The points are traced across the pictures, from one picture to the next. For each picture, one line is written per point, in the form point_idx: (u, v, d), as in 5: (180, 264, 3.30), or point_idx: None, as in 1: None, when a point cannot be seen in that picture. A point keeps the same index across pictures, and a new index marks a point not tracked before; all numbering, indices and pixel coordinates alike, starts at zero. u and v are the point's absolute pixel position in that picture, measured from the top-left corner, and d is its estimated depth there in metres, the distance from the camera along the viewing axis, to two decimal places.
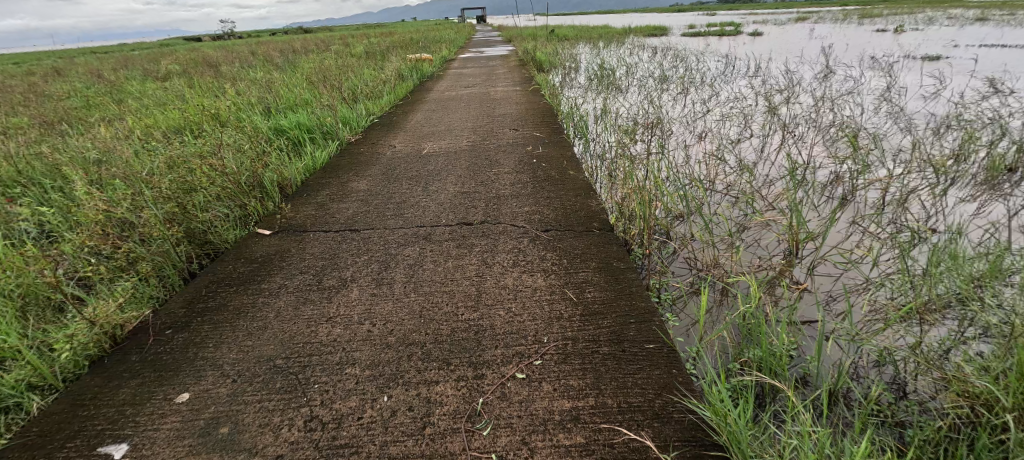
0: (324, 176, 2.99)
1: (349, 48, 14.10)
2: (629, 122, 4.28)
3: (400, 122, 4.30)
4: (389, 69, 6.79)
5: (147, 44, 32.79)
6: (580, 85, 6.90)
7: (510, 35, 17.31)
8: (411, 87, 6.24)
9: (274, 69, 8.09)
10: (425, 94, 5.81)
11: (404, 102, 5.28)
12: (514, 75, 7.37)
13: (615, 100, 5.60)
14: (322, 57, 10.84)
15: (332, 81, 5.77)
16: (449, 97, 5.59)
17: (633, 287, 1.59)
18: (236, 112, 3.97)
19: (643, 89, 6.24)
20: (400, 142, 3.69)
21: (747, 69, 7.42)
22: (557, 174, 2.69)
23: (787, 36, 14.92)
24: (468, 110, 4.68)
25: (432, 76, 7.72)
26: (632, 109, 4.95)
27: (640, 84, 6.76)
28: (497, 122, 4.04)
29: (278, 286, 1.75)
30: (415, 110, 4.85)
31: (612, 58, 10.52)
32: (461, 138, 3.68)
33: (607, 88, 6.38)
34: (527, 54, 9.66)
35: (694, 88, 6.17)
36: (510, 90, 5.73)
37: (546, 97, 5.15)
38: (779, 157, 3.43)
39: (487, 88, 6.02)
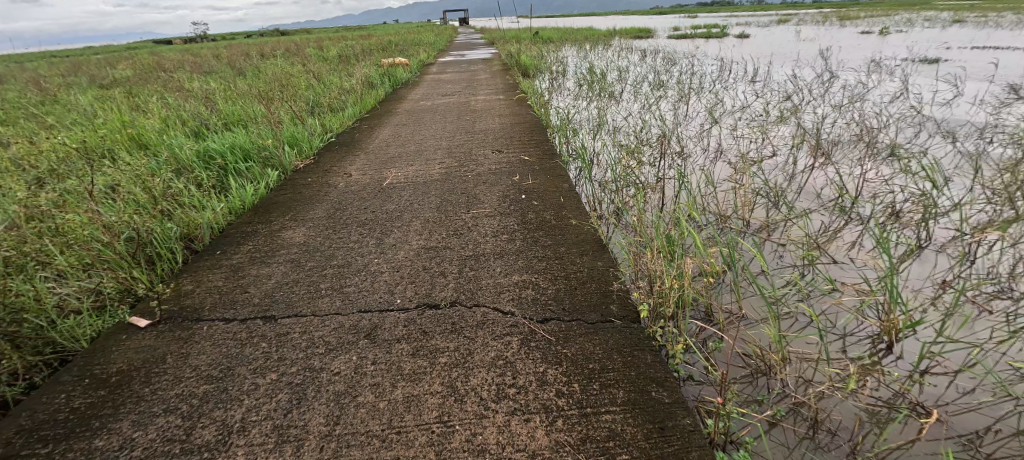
0: (254, 220, 2.33)
1: (323, 51, 13.33)
2: (630, 140, 3.71)
3: (362, 141, 3.65)
4: (357, 75, 6.11)
5: (112, 47, 31.27)
6: (569, 92, 6.32)
7: (493, 38, 16.65)
8: (381, 97, 5.57)
9: (232, 77, 7.35)
10: (396, 105, 5.14)
11: (371, 115, 4.62)
12: (497, 82, 6.74)
13: (610, 109, 5.02)
14: (291, 62, 10.10)
15: (290, 92, 5.08)
16: (423, 107, 4.94)
17: (691, 454, 0.99)
18: (158, 135, 3.28)
19: (640, 97, 5.67)
20: (358, 168, 3.03)
21: (747, 73, 6.92)
22: (552, 218, 2.08)
23: (776, 38, 14.56)
24: (444, 124, 4.05)
25: (407, 83, 7.05)
26: (631, 121, 4.38)
27: (635, 90, 6.20)
28: (477, 141, 3.41)
29: (121, 447, 1.10)
30: (382, 125, 4.19)
31: (601, 61, 9.99)
32: (432, 162, 3.04)
33: (599, 96, 5.81)
34: (511, 58, 9.02)
35: (694, 94, 5.64)
36: (492, 100, 5.10)
37: (533, 107, 4.55)
38: (813, 182, 2.88)
39: (467, 98, 5.38)
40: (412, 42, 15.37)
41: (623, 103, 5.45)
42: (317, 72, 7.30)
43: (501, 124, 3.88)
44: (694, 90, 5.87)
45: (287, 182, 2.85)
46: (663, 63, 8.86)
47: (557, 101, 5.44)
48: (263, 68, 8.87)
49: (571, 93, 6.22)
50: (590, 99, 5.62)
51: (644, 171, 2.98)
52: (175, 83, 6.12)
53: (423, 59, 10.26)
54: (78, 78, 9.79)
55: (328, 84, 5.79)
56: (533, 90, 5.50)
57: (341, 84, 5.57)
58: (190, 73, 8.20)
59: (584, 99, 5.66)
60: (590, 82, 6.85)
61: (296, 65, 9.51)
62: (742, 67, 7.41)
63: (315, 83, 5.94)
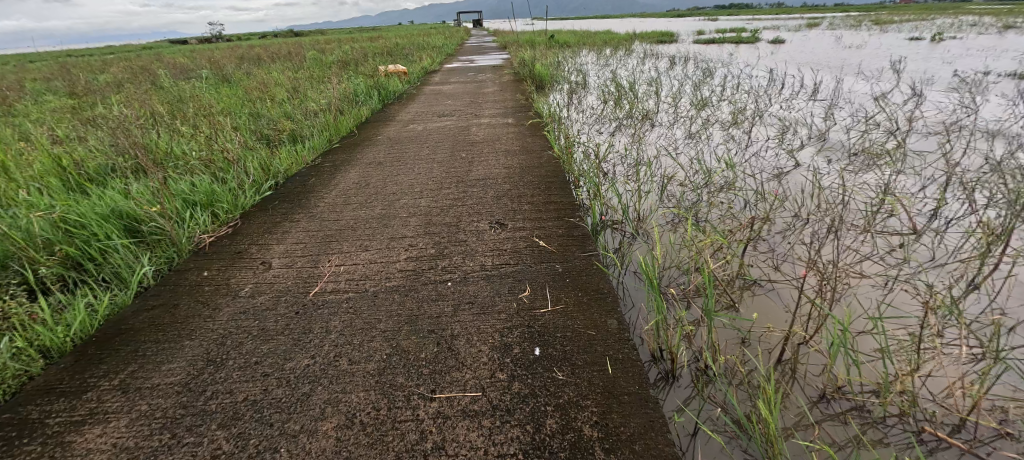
0: (61, 386, 1.32)
1: (322, 55, 12.46)
2: (688, 200, 2.62)
3: (312, 195, 2.62)
4: (339, 90, 5.12)
5: (122, 47, 31.09)
6: (593, 112, 5.22)
7: (505, 42, 15.58)
8: (362, 119, 4.54)
9: (205, 93, 6.45)
10: (378, 130, 4.11)
11: (341, 147, 3.59)
12: (507, 97, 5.65)
13: (648, 140, 3.96)
14: (282, 69, 9.19)
15: (249, 119, 4.12)
16: (409, 136, 3.88)
17: None
18: (17, 193, 2.31)
19: (684, 123, 4.54)
20: (285, 250, 2.00)
21: (807, 91, 5.73)
22: (594, 438, 1.03)
23: (817, 44, 13.18)
24: (430, 166, 3.00)
25: (400, 97, 6.00)
26: (682, 161, 3.27)
27: (675, 112, 5.06)
28: (470, 202, 2.35)
29: None
30: (349, 164, 3.16)
31: (626, 70, 8.90)
32: (397, 242, 1.98)
33: (631, 120, 4.69)
34: (523, 66, 7.91)
35: (751, 117, 4.54)
36: (498, 125, 4.02)
37: (549, 139, 3.46)
38: (1006, 288, 1.78)
39: (467, 120, 4.31)
40: (419, 46, 14.36)
41: (663, 130, 4.33)
42: (297, 85, 6.30)
43: (506, 168, 2.81)
44: (752, 113, 4.71)
45: (171, 280, 1.84)
46: (699, 73, 7.65)
47: (580, 128, 4.36)
48: (245, 79, 7.91)
49: (595, 113, 5.12)
50: (621, 125, 4.51)
51: (728, 265, 1.89)
52: (125, 101, 5.17)
53: (426, 65, 9.21)
54: (49, 86, 8.91)
55: (300, 101, 4.77)
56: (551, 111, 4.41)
57: (315, 100, 4.54)
58: (164, 87, 7.34)
59: (614, 125, 4.55)
60: (619, 99, 5.74)
61: (284, 73, 8.52)
62: (797, 80, 6.23)
63: (286, 101, 4.94)
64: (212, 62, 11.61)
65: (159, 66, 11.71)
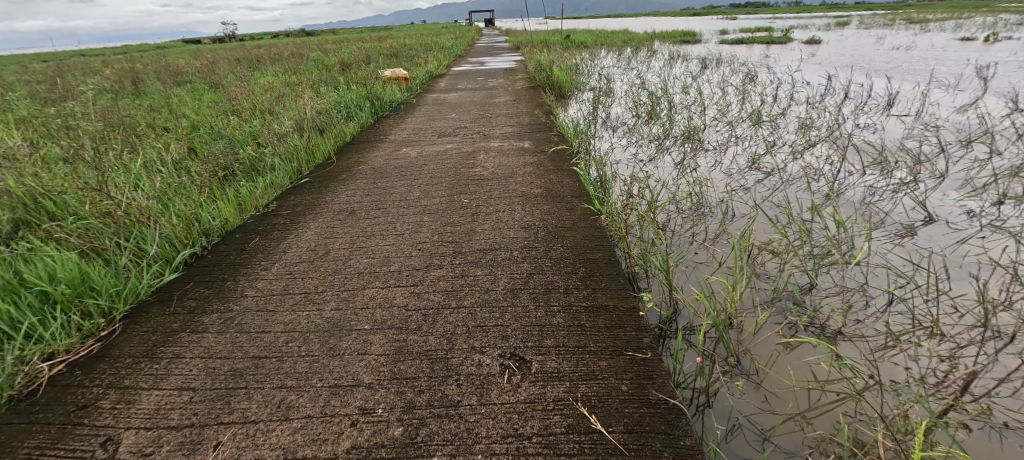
0: None
1: (322, 56, 11.70)
2: (796, 289, 1.75)
3: (241, 273, 1.81)
4: (324, 103, 4.33)
5: (131, 47, 30.91)
6: (627, 128, 4.32)
7: (518, 42, 14.68)
8: (345, 140, 3.72)
9: (182, 107, 5.71)
10: (361, 157, 3.28)
11: (308, 184, 2.77)
12: (522, 108, 4.78)
13: (703, 172, 3.09)
14: (276, 74, 8.45)
15: (205, 146, 3.35)
16: (398, 166, 3.04)
17: None
18: None
19: (745, 147, 3.63)
20: (157, 407, 1.19)
21: (882, 102, 4.79)
22: None
23: (860, 46, 12.06)
24: (419, 218, 2.16)
25: (397, 109, 5.16)
26: (762, 212, 2.41)
27: (729, 131, 4.13)
28: (471, 300, 1.51)
29: None
30: (310, 213, 2.34)
31: (653, 74, 7.98)
32: (342, 401, 1.15)
33: (676, 143, 3.79)
34: (539, 70, 7.01)
35: (826, 139, 3.64)
36: (510, 152, 3.15)
37: (581, 176, 2.60)
38: None
39: (472, 142, 3.45)
40: (427, 46, 13.53)
41: (720, 158, 3.43)
42: (282, 95, 5.51)
43: (524, 230, 1.96)
44: (830, 136, 3.79)
45: None
46: (742, 79, 6.67)
47: (615, 155, 3.48)
48: (231, 84, 7.12)
49: (630, 130, 4.23)
50: (665, 150, 3.61)
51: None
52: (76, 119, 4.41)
53: (431, 68, 8.36)
54: (25, 91, 8.24)
55: (272, 115, 3.94)
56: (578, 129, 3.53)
57: (288, 113, 3.71)
58: (143, 99, 6.64)
59: (657, 148, 3.65)
60: (655, 111, 4.83)
61: (274, 79, 7.74)
62: (864, 89, 5.30)
63: (258, 117, 4.13)
64: (206, 65, 10.89)
65: (152, 68, 11.02)
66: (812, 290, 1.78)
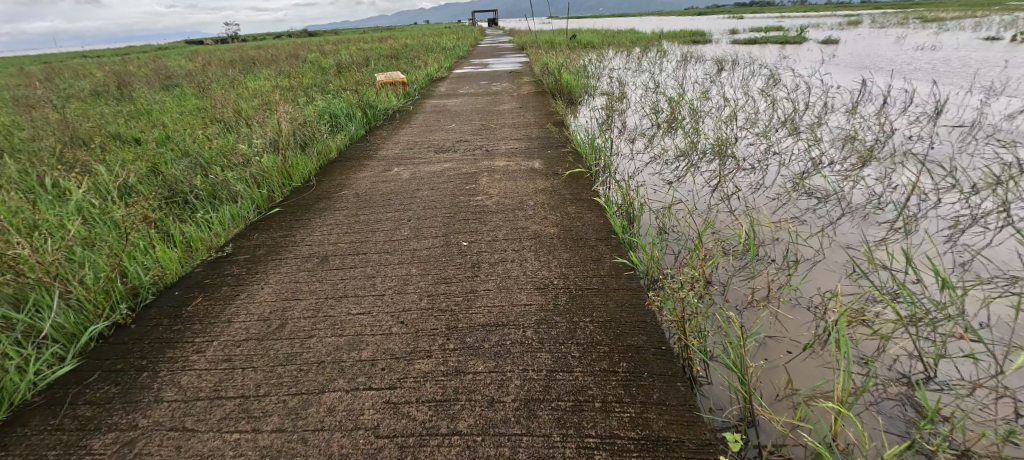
0: None
1: (319, 59, 11.23)
2: (909, 384, 1.30)
3: (163, 360, 1.36)
4: (308, 113, 3.88)
5: (131, 48, 30.62)
6: (647, 141, 3.85)
7: (523, 43, 14.09)
8: (329, 158, 3.27)
9: (159, 115, 5.26)
10: (343, 180, 2.82)
11: (276, 218, 2.32)
12: (529, 117, 4.31)
13: (744, 200, 2.63)
14: (268, 78, 7.99)
15: (165, 168, 2.90)
16: (385, 192, 2.58)
17: None
18: None
19: (787, 166, 3.15)
20: None
21: (931, 110, 4.30)
22: None
23: (881, 46, 11.53)
24: (404, 272, 1.70)
25: (392, 117, 4.69)
26: (832, 257, 1.95)
27: (764, 145, 3.65)
28: (467, 421, 1.06)
29: None
30: (272, 260, 1.89)
31: (668, 76, 7.49)
32: None
33: (707, 161, 3.32)
34: (546, 73, 6.53)
35: (881, 156, 3.17)
36: (517, 175, 2.69)
37: (605, 209, 2.13)
38: None
39: (473, 161, 2.99)
40: (428, 48, 13.10)
41: (762, 180, 2.95)
42: (268, 103, 5.07)
43: (539, 295, 1.50)
44: (883, 153, 3.31)
45: None
46: (766, 83, 6.17)
47: (638, 176, 3.00)
48: (217, 90, 6.67)
49: (652, 144, 3.75)
50: (695, 170, 3.13)
51: None
52: (34, 134, 3.97)
53: (431, 71, 7.90)
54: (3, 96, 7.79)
55: (248, 128, 3.49)
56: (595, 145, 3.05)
57: (264, 127, 3.26)
58: (121, 107, 6.19)
59: (686, 167, 3.18)
60: (677, 121, 4.35)
61: (265, 84, 7.31)
62: (905, 96, 4.82)
63: (234, 130, 3.68)
64: (199, 68, 10.45)
65: (142, 71, 10.61)
66: (929, 383, 1.32)
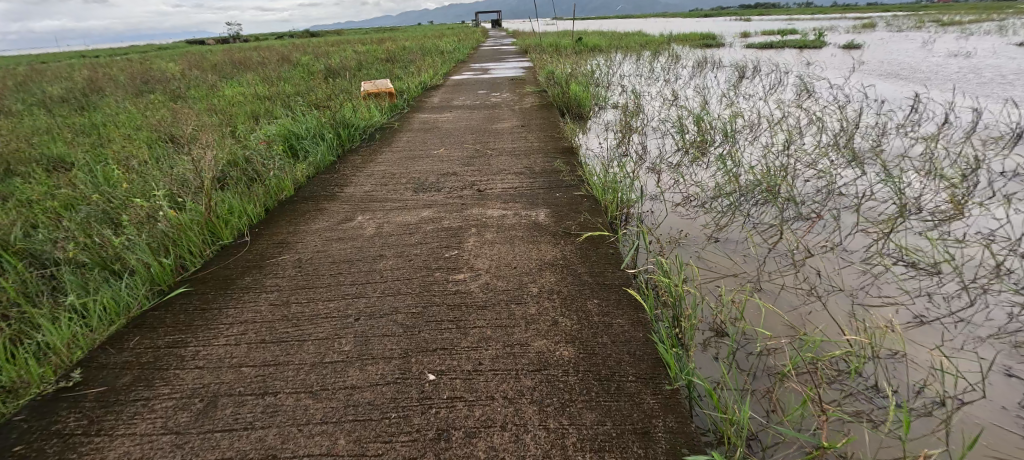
0: None
1: (310, 63, 10.57)
2: None
3: None
4: (265, 139, 3.21)
5: (127, 49, 30.10)
6: (677, 172, 3.15)
7: (527, 46, 13.41)
8: (279, 198, 2.60)
9: (108, 131, 4.58)
10: (287, 236, 2.15)
11: (175, 306, 1.65)
12: (532, 138, 3.61)
13: (824, 271, 1.93)
14: (248, 86, 7.32)
15: (57, 220, 2.23)
16: (334, 260, 1.89)
17: None
18: None
19: (863, 211, 2.46)
20: None
21: (1012, 134, 3.61)
22: None
23: (908, 52, 10.81)
24: (325, 449, 1.03)
25: (372, 135, 4.01)
26: (1001, 398, 1.27)
27: (824, 179, 2.96)
28: None
29: None
30: (133, 405, 1.22)
31: (687, 86, 6.79)
32: None
33: (757, 205, 2.63)
34: (551, 82, 5.83)
35: (983, 202, 2.48)
36: (516, 233, 2.01)
37: (644, 309, 1.45)
38: None
39: (460, 209, 2.31)
40: (426, 51, 12.41)
41: (837, 233, 2.26)
42: (232, 119, 4.40)
43: None
44: (979, 195, 2.63)
45: None
46: (801, 96, 5.47)
47: (674, 228, 2.32)
48: (187, 102, 6.01)
49: (683, 178, 3.06)
50: (745, 218, 2.45)
51: None
52: None
53: (425, 78, 7.21)
54: None
55: (183, 155, 2.81)
56: (618, 188, 2.36)
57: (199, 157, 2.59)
58: (75, 119, 5.51)
59: (733, 214, 2.49)
60: (709, 147, 3.67)
61: (242, 93, 6.62)
62: (971, 116, 4.13)
63: (169, 154, 2.99)
64: (179, 73, 9.75)
65: (120, 76, 9.90)
66: None
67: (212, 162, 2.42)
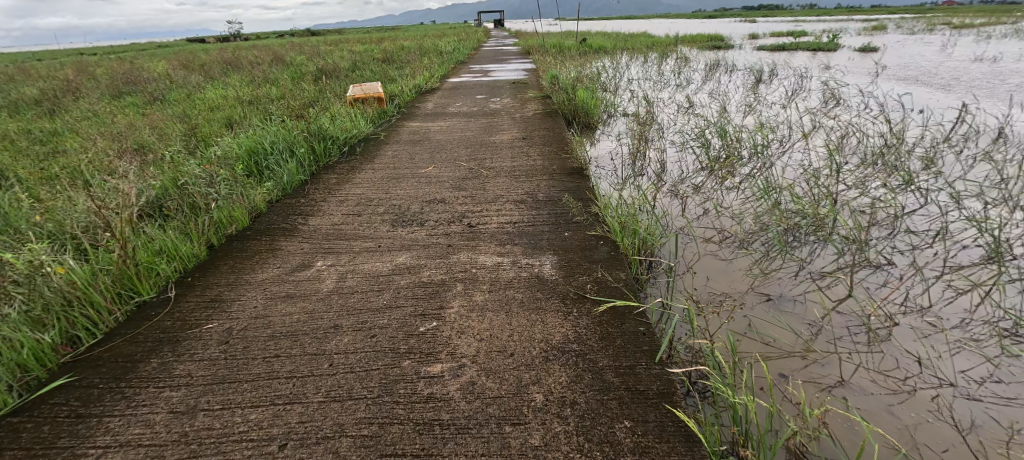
0: None
1: (301, 63, 10.10)
2: None
3: None
4: (221, 158, 2.75)
5: (122, 46, 29.65)
6: (705, 199, 2.68)
7: (529, 46, 12.95)
8: (227, 233, 2.15)
9: (60, 140, 4.10)
10: (222, 291, 1.70)
11: (42, 411, 1.20)
12: (535, 153, 3.14)
13: (917, 351, 1.48)
14: (230, 88, 6.85)
15: None
16: (270, 334, 1.43)
17: None
18: None
19: (941, 256, 2.01)
20: None
21: None
22: None
23: (927, 56, 10.34)
24: None
25: (353, 147, 3.54)
26: None
27: (881, 210, 2.49)
28: None
29: None
30: None
31: (701, 91, 6.33)
32: None
33: (807, 246, 2.17)
34: (556, 87, 5.35)
35: None
36: (513, 294, 1.55)
37: (700, 443, 0.98)
38: None
39: (445, 253, 1.85)
40: (425, 51, 11.86)
41: (917, 287, 1.80)
42: (198, 129, 3.94)
43: None
44: None
45: None
46: (829, 106, 5.00)
47: (711, 279, 1.86)
48: (160, 107, 5.54)
49: (714, 206, 2.59)
50: (798, 265, 1.98)
51: None
52: None
53: (421, 80, 6.74)
54: None
55: (117, 177, 2.35)
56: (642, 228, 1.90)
57: (131, 183, 2.13)
58: (32, 124, 5.03)
59: (782, 259, 2.03)
60: (738, 166, 3.20)
61: (223, 96, 6.16)
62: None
63: (106, 171, 2.53)
64: (165, 72, 9.29)
65: (104, 75, 9.43)
66: None
67: (134, 193, 1.97)
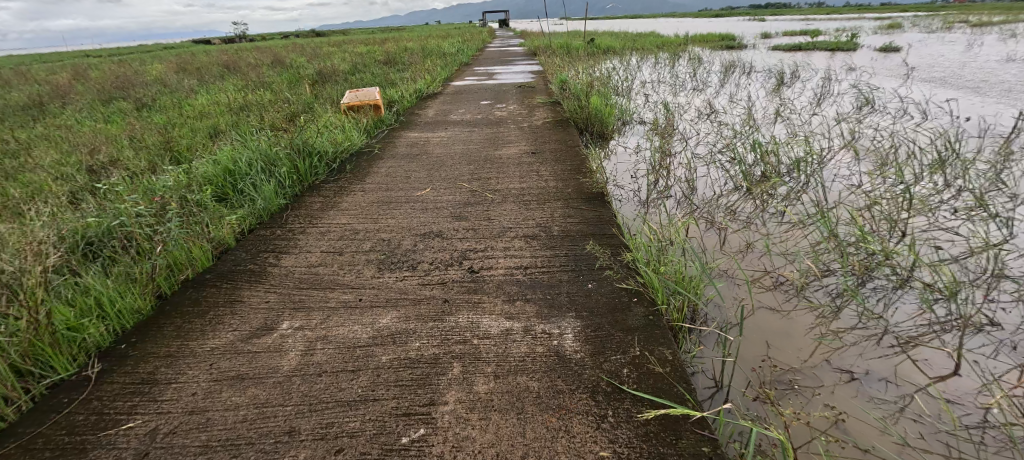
0: None
1: (301, 65, 9.78)
2: None
3: None
4: (186, 185, 2.42)
5: (126, 48, 29.61)
6: (747, 228, 2.30)
7: (535, 47, 12.58)
8: (182, 278, 1.81)
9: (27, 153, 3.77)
10: (157, 369, 1.34)
11: None
12: (546, 171, 2.77)
13: None
14: (222, 93, 6.53)
15: None
16: (204, 444, 1.08)
17: None
18: None
19: None
20: None
21: None
22: None
23: (952, 55, 9.86)
24: None
25: (344, 163, 3.19)
26: None
27: (960, 245, 2.10)
28: None
29: None
30: None
31: (720, 95, 5.93)
32: None
33: (882, 294, 1.79)
34: (566, 93, 4.98)
35: None
36: (526, 381, 1.18)
37: None
38: None
39: (439, 312, 1.49)
40: (428, 53, 11.51)
41: None
42: (176, 142, 3.61)
43: None
44: None
45: None
46: (865, 113, 4.59)
47: (772, 348, 1.49)
48: (145, 116, 5.22)
49: (758, 238, 2.21)
50: (877, 323, 1.60)
51: None
52: None
53: (422, 84, 6.38)
54: None
55: (59, 213, 2.02)
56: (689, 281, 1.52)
57: (59, 230, 1.80)
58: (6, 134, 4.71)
59: (855, 315, 1.65)
60: (778, 186, 2.81)
61: (213, 103, 5.84)
62: None
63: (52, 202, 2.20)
64: (159, 76, 8.97)
65: (96, 79, 9.14)
66: None
67: (55, 246, 1.63)
